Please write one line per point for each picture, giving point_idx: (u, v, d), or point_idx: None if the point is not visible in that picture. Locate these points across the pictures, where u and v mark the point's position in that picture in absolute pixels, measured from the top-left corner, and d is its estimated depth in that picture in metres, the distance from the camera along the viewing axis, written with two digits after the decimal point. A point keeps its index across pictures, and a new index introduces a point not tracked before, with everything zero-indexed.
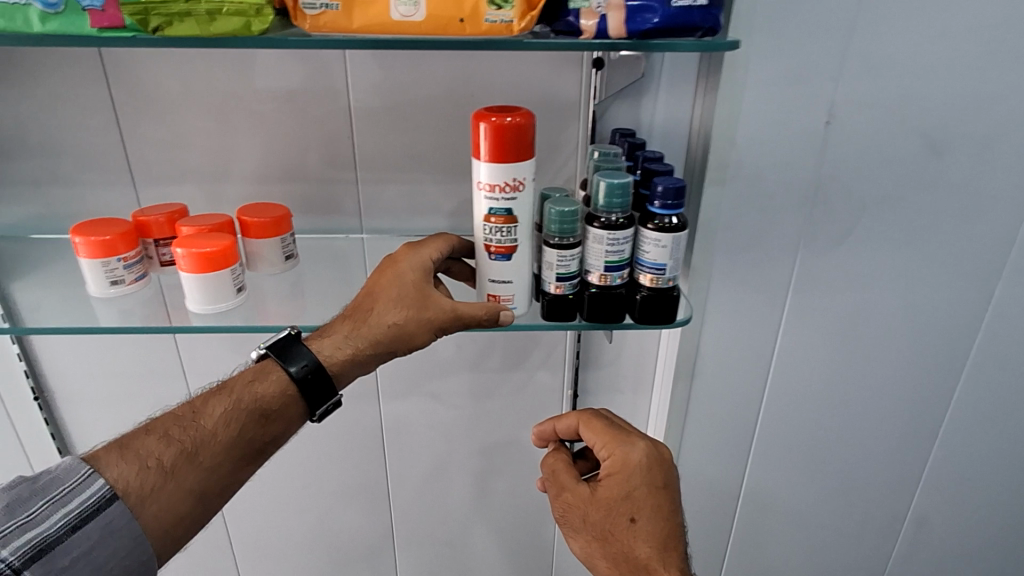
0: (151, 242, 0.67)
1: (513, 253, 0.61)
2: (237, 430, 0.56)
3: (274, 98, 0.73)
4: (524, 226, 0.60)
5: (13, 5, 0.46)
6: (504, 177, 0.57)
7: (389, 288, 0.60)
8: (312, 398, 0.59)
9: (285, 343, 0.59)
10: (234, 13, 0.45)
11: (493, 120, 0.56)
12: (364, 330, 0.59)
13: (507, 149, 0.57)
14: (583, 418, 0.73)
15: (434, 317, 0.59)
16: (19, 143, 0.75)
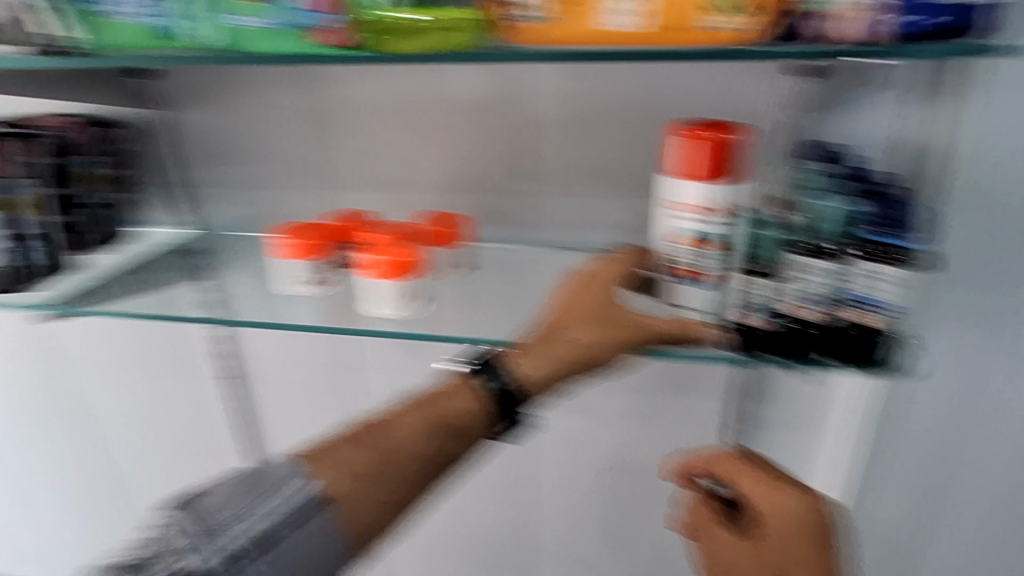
0: (341, 246, 0.70)
1: (702, 280, 0.56)
2: (431, 442, 0.53)
3: (460, 108, 0.74)
4: (721, 252, 0.56)
5: (259, 28, 0.50)
6: (707, 197, 0.54)
7: (578, 305, 0.57)
8: (506, 417, 0.56)
9: (482, 358, 0.58)
10: (457, 26, 0.47)
11: (703, 136, 0.53)
12: (554, 346, 0.56)
13: (716, 169, 0.53)
14: (721, 457, 0.59)
15: (626, 335, 0.56)
16: (240, 149, 0.82)
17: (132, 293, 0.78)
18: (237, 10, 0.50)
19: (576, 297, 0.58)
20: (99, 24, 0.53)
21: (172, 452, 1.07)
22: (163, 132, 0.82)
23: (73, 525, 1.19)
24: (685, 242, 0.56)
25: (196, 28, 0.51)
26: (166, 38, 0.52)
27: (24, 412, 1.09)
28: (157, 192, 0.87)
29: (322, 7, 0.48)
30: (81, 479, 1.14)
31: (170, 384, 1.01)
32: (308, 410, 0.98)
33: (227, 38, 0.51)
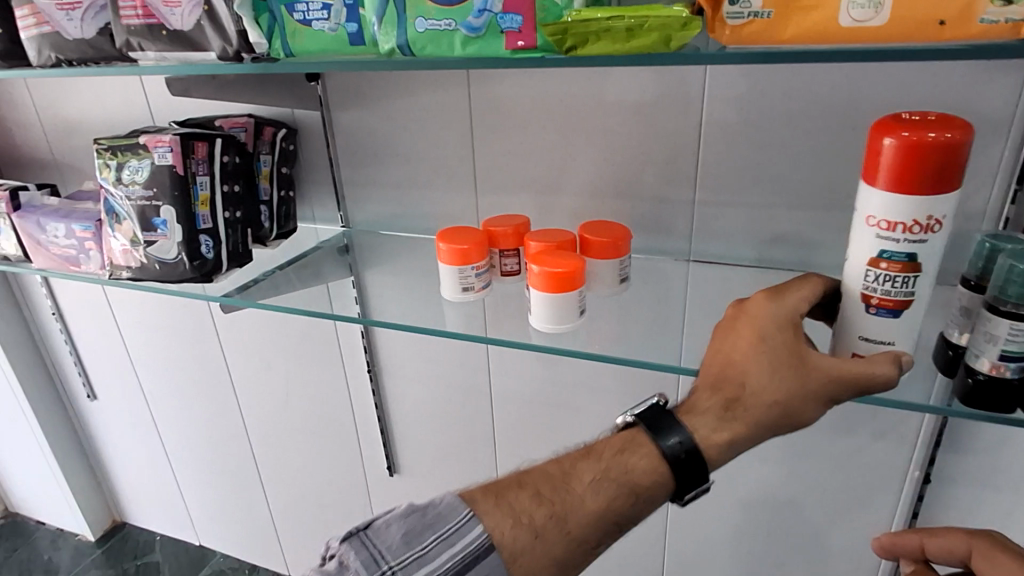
0: (497, 252, 0.70)
1: (903, 310, 0.48)
2: (606, 502, 0.50)
3: (623, 111, 0.70)
4: (926, 277, 0.47)
5: (443, 31, 0.49)
6: (910, 214, 0.44)
7: (762, 354, 0.49)
8: (684, 479, 0.50)
9: (653, 412, 0.52)
10: (656, 28, 0.42)
11: (909, 135, 0.43)
12: (740, 407, 0.49)
13: (924, 179, 0.43)
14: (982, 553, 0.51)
15: (824, 389, 0.49)
16: (391, 150, 0.83)
17: (293, 288, 0.82)
18: (423, 13, 0.49)
19: (758, 345, 0.50)
20: (296, 32, 0.55)
21: (315, 430, 1.15)
22: (327, 132, 0.84)
23: (230, 482, 1.32)
24: (864, 263, 0.48)
25: (382, 34, 0.51)
26: (357, 45, 0.53)
27: (195, 381, 1.21)
28: (319, 188, 0.91)
29: (511, 9, 0.46)
30: (238, 445, 1.25)
31: (318, 370, 1.07)
32: (433, 406, 1.01)
33: (409, 42, 0.50)
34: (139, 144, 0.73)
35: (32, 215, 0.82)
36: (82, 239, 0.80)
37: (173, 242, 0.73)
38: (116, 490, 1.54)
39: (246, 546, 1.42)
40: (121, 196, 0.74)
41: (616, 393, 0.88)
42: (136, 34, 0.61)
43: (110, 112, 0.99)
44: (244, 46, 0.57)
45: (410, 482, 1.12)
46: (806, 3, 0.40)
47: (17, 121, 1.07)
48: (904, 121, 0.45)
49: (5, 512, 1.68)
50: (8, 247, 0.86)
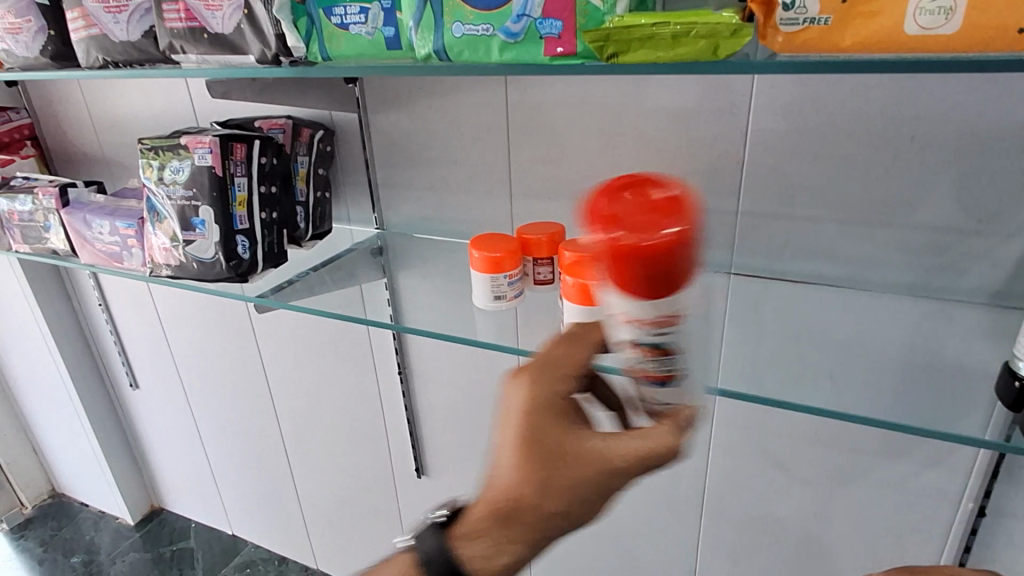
0: (530, 261, 0.68)
1: (671, 380, 0.50)
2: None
3: (664, 117, 0.68)
4: (686, 353, 0.50)
5: (481, 37, 0.48)
6: (644, 308, 0.47)
7: (545, 468, 0.46)
8: None
9: (426, 541, 0.52)
10: (704, 35, 0.40)
11: (641, 248, 0.44)
12: (513, 526, 0.47)
13: (640, 282, 0.46)
14: None
15: (571, 491, 0.47)
16: (427, 153, 0.83)
17: (328, 290, 0.83)
18: (460, 18, 0.48)
19: (526, 470, 0.46)
20: (334, 36, 0.54)
21: (346, 428, 1.15)
22: (364, 134, 0.84)
23: (263, 475, 1.34)
24: (626, 348, 0.50)
25: (419, 39, 0.50)
26: (394, 50, 0.52)
27: (231, 376, 1.23)
28: (355, 190, 0.91)
29: (551, 14, 0.44)
30: (271, 439, 1.27)
31: (351, 370, 1.08)
32: (463, 411, 1.00)
33: (446, 46, 0.49)
34: (180, 144, 0.74)
35: (79, 212, 0.84)
36: (125, 236, 0.81)
37: (211, 242, 0.74)
38: (154, 477, 1.58)
39: (277, 538, 1.44)
40: (163, 196, 0.75)
41: None
42: (178, 37, 0.61)
43: (156, 110, 1.01)
44: (282, 49, 0.57)
45: (438, 484, 1.12)
46: (868, 8, 0.37)
47: (68, 118, 1.11)
48: (647, 217, 0.47)
49: (51, 492, 1.75)
50: (57, 242, 0.88)
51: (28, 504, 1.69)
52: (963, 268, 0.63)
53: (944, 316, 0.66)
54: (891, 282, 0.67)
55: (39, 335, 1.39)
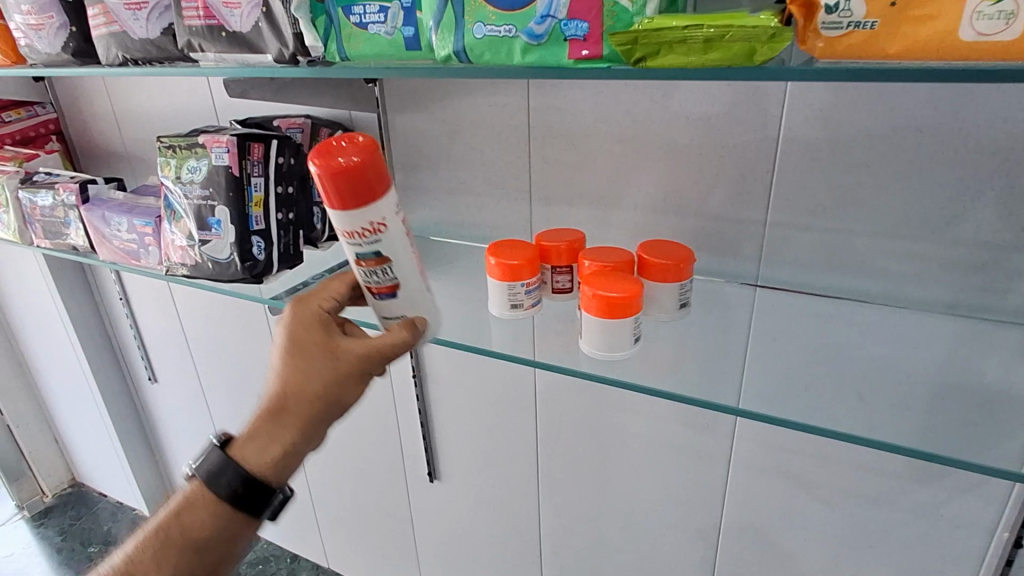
0: (549, 269, 0.68)
1: (399, 291, 0.56)
2: (176, 565, 0.57)
3: (691, 124, 0.65)
4: (402, 262, 0.55)
5: (502, 38, 0.46)
6: (359, 222, 0.51)
7: (307, 364, 0.55)
8: (255, 502, 0.59)
9: (202, 466, 0.58)
10: (740, 40, 0.37)
11: (325, 161, 0.49)
12: (287, 416, 0.56)
13: (350, 196, 0.50)
14: None
15: (330, 388, 0.56)
16: (446, 155, 0.81)
17: None
18: (482, 18, 0.46)
19: (284, 362, 0.56)
20: (351, 36, 0.53)
21: (359, 430, 1.14)
22: (383, 135, 0.83)
23: None
24: (355, 264, 0.55)
25: (438, 40, 0.48)
26: (412, 50, 0.51)
27: (246, 373, 1.23)
28: None
29: (577, 15, 0.42)
30: None
31: None
32: (476, 417, 0.99)
33: (466, 48, 0.47)
34: (198, 143, 0.73)
35: (99, 209, 0.84)
36: (142, 234, 0.81)
37: (226, 242, 0.73)
38: (170, 470, 1.59)
39: (288, 536, 1.44)
40: (180, 194, 0.75)
41: (669, 420, 0.82)
42: (197, 35, 0.61)
43: (177, 107, 1.01)
44: (300, 49, 0.56)
45: (450, 489, 1.10)
46: (919, 13, 0.35)
47: (92, 114, 1.11)
48: (333, 143, 0.51)
49: (70, 482, 1.77)
50: (77, 238, 0.89)
51: (49, 493, 1.72)
52: (1006, 287, 0.60)
53: (983, 337, 0.63)
54: (928, 300, 0.64)
55: (61, 327, 1.41)
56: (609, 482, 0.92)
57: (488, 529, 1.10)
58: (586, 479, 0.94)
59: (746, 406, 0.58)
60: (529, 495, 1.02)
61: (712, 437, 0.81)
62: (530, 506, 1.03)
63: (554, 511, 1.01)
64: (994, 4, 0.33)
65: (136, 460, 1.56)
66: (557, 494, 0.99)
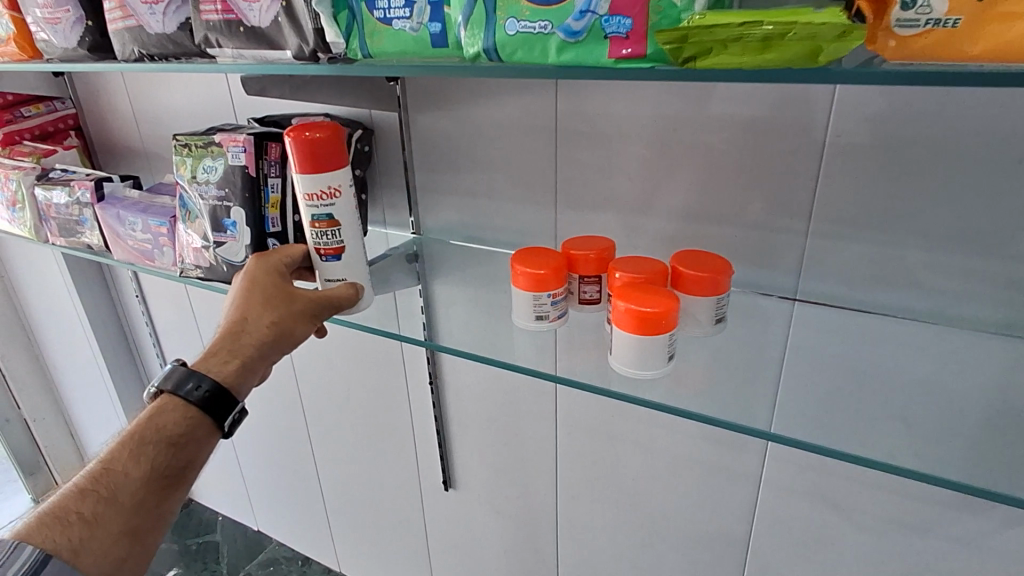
0: (576, 278, 0.65)
1: (343, 253, 0.64)
2: (151, 463, 0.56)
3: (729, 127, 0.62)
4: (349, 227, 0.64)
5: (537, 35, 0.43)
6: (320, 185, 0.60)
7: (266, 296, 0.62)
8: (218, 413, 0.60)
9: (170, 375, 0.59)
10: (803, 38, 0.34)
11: (301, 132, 0.59)
12: (245, 341, 0.61)
13: (318, 161, 0.59)
14: None
15: (287, 318, 0.62)
16: (468, 157, 0.78)
17: None
18: (515, 14, 0.43)
19: (248, 293, 0.62)
20: (375, 32, 0.50)
21: (373, 435, 1.12)
22: (404, 135, 0.80)
23: (288, 475, 1.32)
24: (309, 227, 0.63)
25: (467, 37, 0.45)
26: (439, 47, 0.48)
27: None
28: (391, 192, 0.87)
29: (619, 11, 0.39)
30: (298, 440, 1.25)
31: (380, 377, 1.04)
32: (494, 426, 0.96)
33: (497, 45, 0.44)
34: (214, 142, 0.71)
35: (113, 208, 0.83)
36: (156, 234, 0.79)
37: (241, 244, 0.71)
38: None
39: (300, 538, 1.42)
40: (195, 194, 0.73)
41: (696, 436, 0.79)
42: (214, 30, 0.58)
43: (195, 104, 0.99)
44: (320, 45, 0.54)
45: (464, 498, 1.07)
46: (1008, 9, 0.31)
47: (111, 110, 1.10)
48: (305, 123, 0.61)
49: None
50: (92, 237, 0.87)
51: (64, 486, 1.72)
52: None
53: None
54: (982, 319, 0.60)
55: (78, 323, 1.40)
56: (630, 498, 0.89)
57: (502, 540, 1.07)
58: (606, 493, 0.91)
59: (785, 433, 0.55)
60: (546, 507, 0.99)
61: (742, 455, 0.77)
62: (547, 518, 1.00)
63: (571, 525, 0.98)
64: None
65: None
66: (576, 507, 0.96)
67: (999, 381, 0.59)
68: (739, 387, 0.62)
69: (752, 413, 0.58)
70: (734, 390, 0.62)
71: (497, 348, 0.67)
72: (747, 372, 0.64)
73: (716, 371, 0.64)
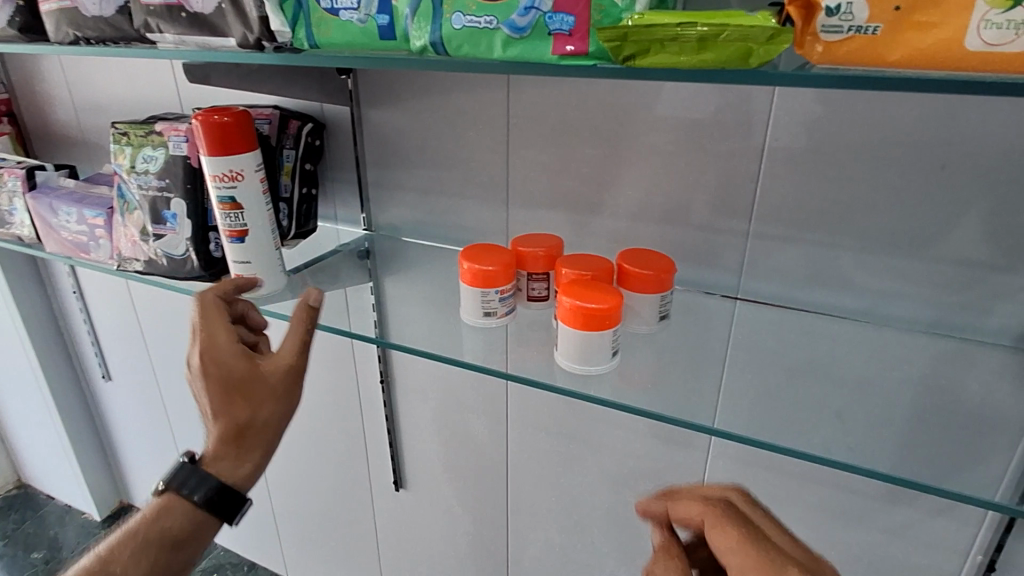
0: (525, 276, 0.66)
1: (246, 237, 0.65)
2: (155, 563, 0.58)
3: (676, 129, 0.63)
4: (253, 212, 0.64)
5: (482, 30, 0.43)
6: (220, 167, 0.61)
7: (239, 391, 0.57)
8: (222, 513, 0.60)
9: (178, 476, 0.59)
10: (735, 40, 0.35)
11: (204, 116, 0.60)
12: (249, 439, 0.58)
13: (218, 145, 0.61)
14: (711, 518, 0.48)
15: (281, 398, 0.59)
16: (421, 153, 0.78)
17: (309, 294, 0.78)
18: (462, 8, 0.43)
19: (224, 399, 0.56)
20: (322, 22, 0.50)
21: (322, 436, 1.10)
22: (355, 130, 0.79)
23: None
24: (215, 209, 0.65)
25: (415, 29, 0.46)
26: (387, 40, 0.48)
27: None
28: (343, 187, 0.86)
29: (562, 8, 0.40)
30: None
31: (330, 376, 1.02)
32: (443, 425, 0.96)
33: (444, 39, 0.44)
34: (155, 131, 0.69)
35: (46, 198, 0.79)
36: (92, 226, 0.76)
37: (182, 237, 0.69)
38: (125, 471, 1.53)
39: (247, 543, 1.38)
40: (134, 185, 0.70)
41: (643, 433, 0.80)
42: (154, 15, 0.56)
43: (139, 93, 0.96)
44: (264, 34, 0.52)
45: (416, 499, 1.07)
46: (921, 19, 0.33)
47: (48, 96, 1.05)
48: (215, 109, 0.62)
49: (17, 483, 1.68)
50: (22, 229, 0.83)
51: None
52: (988, 307, 0.59)
53: (966, 356, 0.62)
54: (911, 318, 0.63)
55: (9, 321, 1.33)
56: (581, 495, 0.90)
57: (454, 541, 1.07)
58: (557, 492, 0.92)
59: (724, 427, 0.56)
60: (497, 506, 0.99)
61: (689, 452, 0.79)
62: (497, 517, 1.00)
63: (522, 524, 0.98)
64: (1003, 13, 0.31)
65: (88, 461, 1.49)
66: (526, 505, 0.96)
67: (923, 375, 0.63)
68: (682, 382, 0.64)
69: (693, 406, 0.60)
70: (677, 387, 0.63)
71: (447, 345, 0.67)
72: (691, 368, 0.66)
73: (661, 367, 0.65)
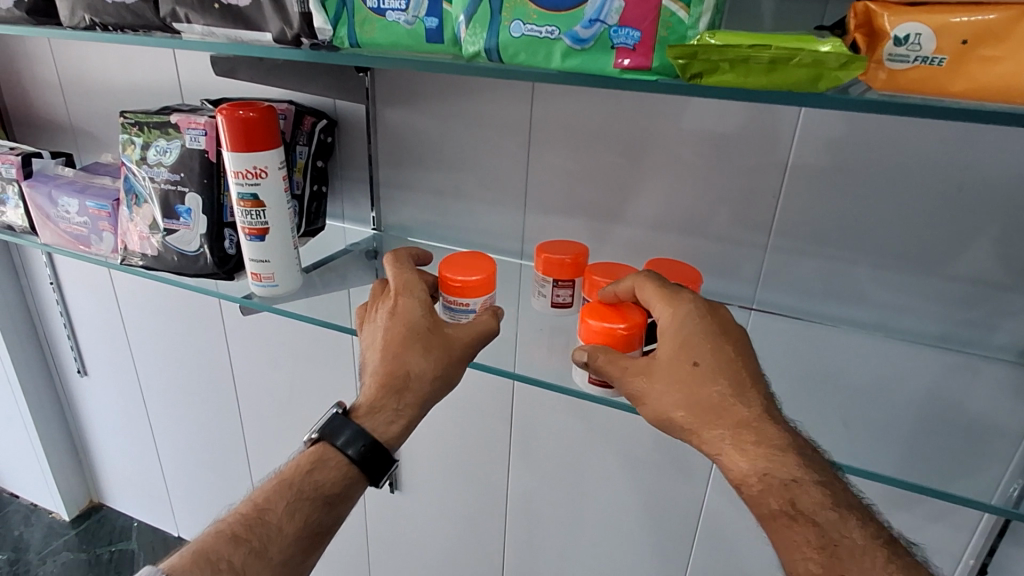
0: (550, 282, 0.66)
1: (266, 235, 0.64)
2: (305, 520, 0.57)
3: (702, 141, 0.64)
4: (274, 210, 0.63)
5: (542, 39, 0.43)
6: (244, 164, 0.60)
7: (420, 342, 0.58)
8: (372, 471, 0.60)
9: (331, 425, 0.59)
10: (807, 64, 0.36)
11: (229, 111, 0.58)
12: (409, 393, 0.58)
13: (243, 141, 0.59)
14: (638, 280, 0.57)
15: (453, 362, 0.59)
16: (439, 154, 0.77)
17: (320, 293, 0.75)
18: (521, 16, 0.43)
19: (399, 342, 0.58)
20: (366, 22, 0.49)
21: None
22: (370, 129, 0.78)
23: (217, 467, 1.28)
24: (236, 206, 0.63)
25: (469, 35, 0.45)
26: (434, 43, 0.47)
27: (198, 369, 1.16)
28: (353, 184, 0.84)
29: (629, 22, 0.40)
30: (231, 434, 1.21)
31: (331, 374, 1.02)
32: (445, 426, 0.95)
33: (500, 46, 0.44)
34: (169, 122, 0.67)
35: (44, 186, 0.75)
36: (95, 218, 0.73)
37: (197, 233, 0.67)
38: (98, 469, 1.48)
39: None
40: (145, 177, 0.68)
41: (649, 438, 0.82)
42: (183, 4, 0.54)
43: (136, 80, 0.92)
44: (305, 30, 0.51)
45: (412, 501, 1.06)
46: (989, 53, 0.34)
47: (35, 79, 1.00)
48: (238, 104, 0.61)
49: None
50: (15, 217, 0.79)
51: None
52: (993, 324, 0.62)
53: (969, 370, 0.65)
54: (919, 331, 0.65)
55: None
56: (583, 497, 0.91)
57: (449, 542, 1.06)
58: (559, 494, 0.93)
59: None
60: (496, 509, 0.99)
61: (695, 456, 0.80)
62: (496, 519, 1.00)
63: (521, 526, 0.98)
64: None
65: (59, 459, 1.43)
66: (526, 507, 0.96)
67: (928, 387, 0.65)
68: None
69: None
70: None
71: None
72: None
73: None
